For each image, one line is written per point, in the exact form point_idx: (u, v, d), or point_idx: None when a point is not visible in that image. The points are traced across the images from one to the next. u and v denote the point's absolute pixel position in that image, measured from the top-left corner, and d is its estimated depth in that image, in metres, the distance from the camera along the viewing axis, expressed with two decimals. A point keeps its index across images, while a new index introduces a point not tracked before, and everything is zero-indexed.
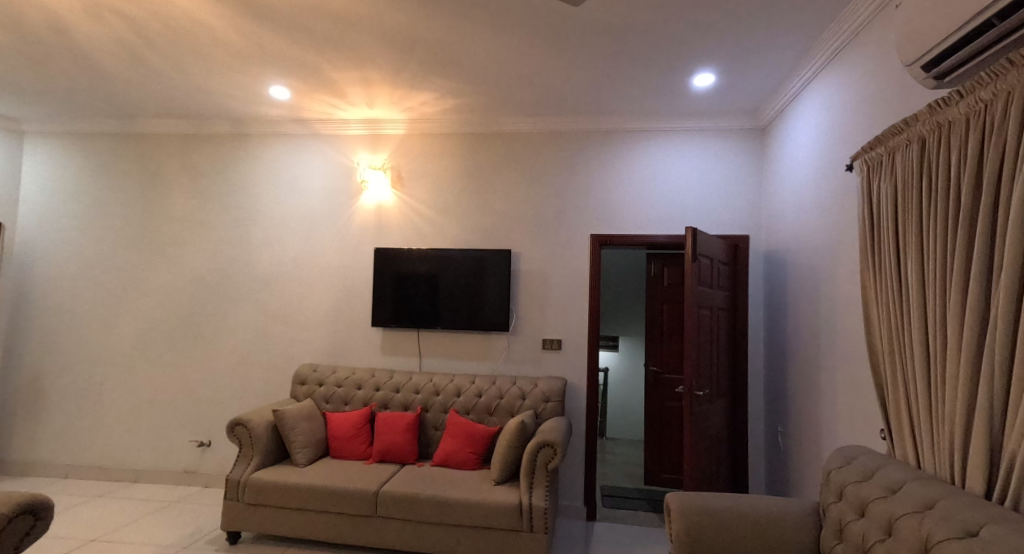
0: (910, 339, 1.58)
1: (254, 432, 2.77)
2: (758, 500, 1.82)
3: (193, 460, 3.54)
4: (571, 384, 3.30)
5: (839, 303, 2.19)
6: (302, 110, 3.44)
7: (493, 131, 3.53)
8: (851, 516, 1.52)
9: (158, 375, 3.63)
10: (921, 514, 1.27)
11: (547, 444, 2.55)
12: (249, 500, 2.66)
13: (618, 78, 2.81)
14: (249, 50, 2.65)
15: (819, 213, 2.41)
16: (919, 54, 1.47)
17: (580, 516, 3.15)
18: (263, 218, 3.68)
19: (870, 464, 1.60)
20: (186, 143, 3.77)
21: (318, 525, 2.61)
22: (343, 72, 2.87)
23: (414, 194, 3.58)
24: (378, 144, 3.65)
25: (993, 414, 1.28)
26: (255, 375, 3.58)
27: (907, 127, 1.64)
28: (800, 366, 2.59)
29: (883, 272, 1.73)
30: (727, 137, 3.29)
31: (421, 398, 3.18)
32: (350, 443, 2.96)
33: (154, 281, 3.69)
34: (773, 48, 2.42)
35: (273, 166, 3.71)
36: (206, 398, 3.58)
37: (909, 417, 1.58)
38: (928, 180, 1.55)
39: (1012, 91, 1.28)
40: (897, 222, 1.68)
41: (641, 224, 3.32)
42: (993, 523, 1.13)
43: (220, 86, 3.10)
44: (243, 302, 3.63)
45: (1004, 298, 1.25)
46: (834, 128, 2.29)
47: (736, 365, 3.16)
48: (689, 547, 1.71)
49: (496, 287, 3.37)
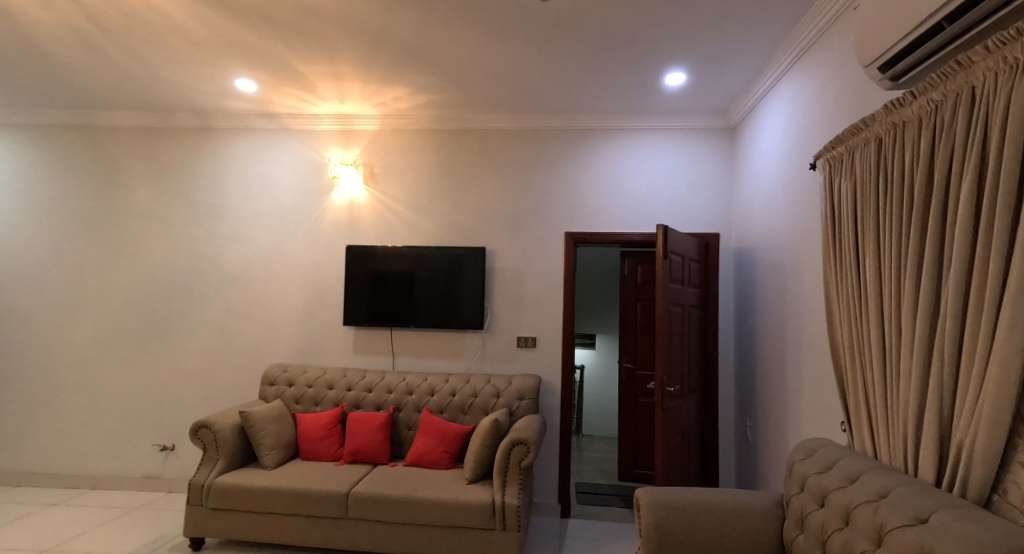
0: (868, 332, 1.62)
1: (219, 435, 2.69)
2: (725, 493, 1.85)
3: (156, 465, 3.42)
4: (545, 382, 3.30)
5: (806, 300, 2.25)
6: (271, 103, 3.35)
7: (468, 128, 3.51)
8: (811, 507, 1.56)
9: (117, 376, 3.49)
10: (875, 503, 1.31)
11: (520, 441, 2.54)
12: (214, 505, 2.58)
13: (591, 77, 2.83)
14: (213, 40, 2.57)
15: (787, 210, 2.46)
16: (875, 56, 1.51)
17: (554, 513, 3.17)
18: (232, 215, 3.58)
19: (831, 455, 1.64)
20: (147, 136, 3.64)
21: (286, 528, 2.55)
22: (313, 66, 2.81)
23: (387, 191, 3.53)
24: (351, 140, 3.58)
25: (943, 404, 1.32)
26: (222, 375, 3.48)
27: (864, 128, 1.68)
28: (769, 362, 2.64)
29: (843, 268, 1.77)
30: (698, 137, 3.33)
31: (393, 397, 3.14)
32: (321, 444, 2.91)
33: (114, 280, 3.55)
34: (741, 48, 2.47)
35: (240, 162, 3.61)
36: (169, 401, 3.47)
37: (866, 410, 1.62)
38: (885, 179, 1.60)
39: (961, 92, 1.33)
40: (856, 220, 1.72)
41: (615, 222, 3.34)
42: (941, 511, 1.17)
43: (183, 77, 3.00)
44: (209, 302, 3.53)
45: (954, 291, 1.29)
46: (800, 128, 2.34)
47: (707, 362, 3.21)
48: (657, 540, 1.73)
49: (471, 286, 3.35)
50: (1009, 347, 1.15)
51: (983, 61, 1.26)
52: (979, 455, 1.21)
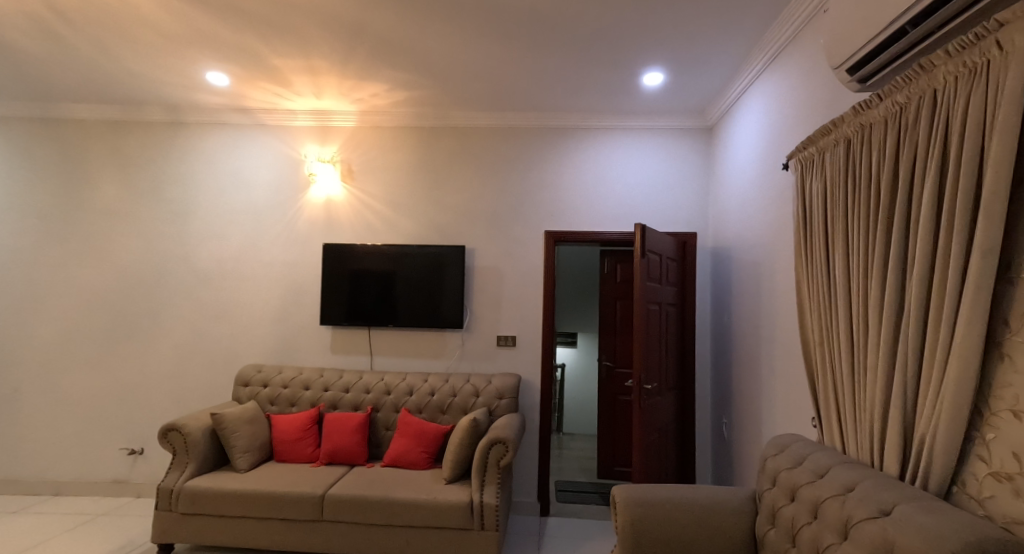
0: (837, 328, 1.65)
1: (190, 438, 2.62)
2: (700, 490, 1.87)
3: (124, 470, 3.32)
4: (525, 381, 3.30)
5: (779, 299, 2.29)
6: (244, 98, 3.28)
7: (448, 126, 3.48)
8: (782, 501, 1.58)
9: (83, 378, 3.38)
10: (842, 497, 1.34)
11: (498, 441, 2.54)
12: (184, 509, 2.51)
13: (570, 76, 2.83)
14: (182, 32, 2.50)
15: (761, 209, 2.50)
16: (844, 58, 1.54)
17: (534, 511, 3.17)
18: (204, 212, 3.49)
19: (801, 451, 1.67)
20: (115, 130, 3.52)
21: (259, 533, 2.49)
22: (287, 60, 2.75)
23: (365, 188, 3.49)
24: (328, 136, 3.52)
25: (907, 399, 1.35)
26: (194, 377, 3.39)
27: (834, 129, 1.72)
28: (744, 359, 2.68)
29: (814, 266, 1.80)
30: (677, 137, 3.37)
31: (371, 397, 3.10)
32: (296, 445, 2.85)
33: (80, 278, 3.43)
34: (718, 49, 2.49)
35: (212, 157, 3.52)
36: (138, 403, 3.37)
37: (835, 406, 1.65)
38: (853, 179, 1.63)
39: (924, 95, 1.37)
40: (826, 219, 1.75)
41: (595, 221, 3.35)
42: (904, 503, 1.19)
43: (151, 69, 2.91)
44: (180, 301, 3.44)
45: (917, 288, 1.32)
46: (773, 128, 2.38)
47: (685, 360, 3.25)
48: (632, 537, 1.74)
49: (451, 284, 3.32)
50: (969, 343, 1.18)
51: (944, 64, 1.30)
52: (940, 448, 1.24)
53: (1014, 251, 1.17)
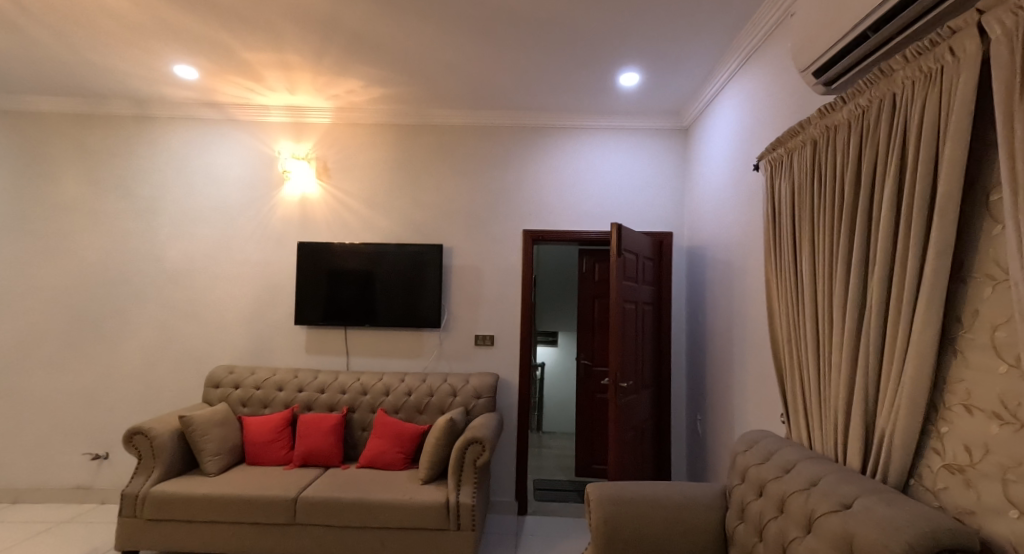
0: (803, 325, 1.69)
1: (156, 442, 2.54)
2: (673, 487, 1.89)
3: (88, 475, 3.21)
4: (503, 380, 3.29)
5: (750, 298, 2.33)
6: (214, 92, 3.19)
7: (426, 124, 3.45)
8: (751, 496, 1.61)
9: (44, 381, 3.25)
10: (807, 491, 1.37)
11: (475, 441, 2.53)
12: (149, 515, 2.44)
13: (547, 75, 2.83)
14: (148, 24, 2.43)
15: (734, 209, 2.54)
16: (811, 61, 1.57)
17: (511, 511, 3.17)
18: (173, 210, 3.40)
19: (769, 446, 1.70)
20: (78, 124, 3.40)
21: (229, 538, 2.43)
22: (259, 54, 2.70)
23: (341, 186, 3.43)
24: (303, 133, 3.46)
25: (869, 395, 1.39)
26: (162, 379, 3.30)
27: (801, 131, 1.76)
28: (718, 357, 2.72)
29: (782, 265, 1.84)
30: (653, 137, 3.40)
31: (347, 398, 3.05)
32: (269, 448, 2.79)
33: (41, 277, 3.30)
34: (693, 50, 2.52)
35: (182, 153, 3.43)
36: (103, 406, 3.26)
37: (802, 402, 1.69)
38: (818, 180, 1.67)
39: (884, 98, 1.41)
40: (794, 218, 1.79)
41: (573, 220, 3.36)
42: (864, 496, 1.22)
43: (115, 61, 2.81)
44: (147, 300, 3.34)
45: (878, 285, 1.36)
46: (746, 130, 2.43)
47: (661, 357, 3.28)
48: (605, 535, 1.75)
49: (429, 283, 3.30)
50: (925, 340, 1.22)
51: (902, 69, 1.33)
52: (899, 441, 1.27)
53: (967, 250, 1.20)
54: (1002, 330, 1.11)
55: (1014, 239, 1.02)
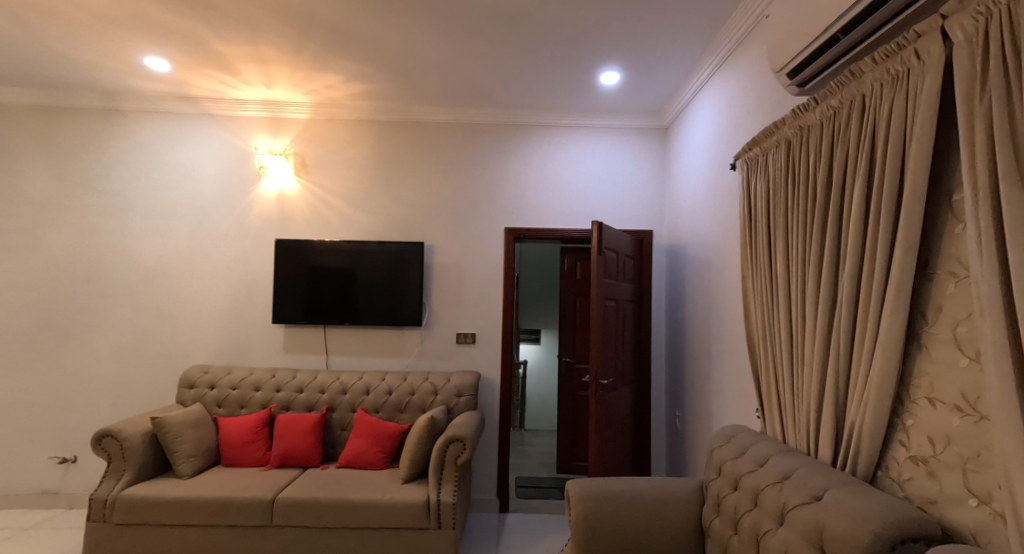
0: (778, 322, 1.72)
1: (127, 444, 2.47)
2: (651, 482, 1.91)
3: (54, 480, 3.11)
4: (484, 379, 3.29)
5: (728, 295, 2.37)
6: (188, 86, 3.11)
7: (407, 120, 3.42)
8: (726, 490, 1.64)
9: (8, 383, 3.14)
10: (780, 484, 1.39)
11: (456, 439, 2.52)
12: (120, 520, 2.37)
13: (529, 72, 2.83)
14: (117, 14, 2.36)
15: (713, 208, 2.58)
16: (785, 62, 1.60)
17: (493, 508, 3.17)
18: (145, 206, 3.30)
19: (745, 441, 1.74)
20: (44, 117, 3.28)
21: (204, 541, 2.38)
22: (234, 47, 2.64)
23: (320, 183, 3.38)
24: (280, 128, 3.39)
25: (839, 390, 1.42)
26: (134, 380, 3.21)
27: (776, 131, 1.79)
28: (696, 354, 2.76)
29: (758, 263, 1.87)
30: (634, 136, 3.43)
31: (326, 397, 3.02)
32: (246, 449, 2.74)
33: (4, 276, 3.18)
34: (672, 49, 2.55)
35: (153, 147, 3.34)
36: (71, 408, 3.16)
37: (777, 397, 1.73)
38: (792, 180, 1.70)
39: (854, 99, 1.44)
40: (769, 217, 1.82)
41: (554, 218, 3.37)
42: (834, 488, 1.25)
43: (82, 52, 2.72)
44: (118, 299, 3.24)
45: (848, 282, 1.39)
46: (723, 129, 2.46)
47: (641, 354, 3.32)
48: (584, 531, 1.76)
49: (410, 281, 3.27)
50: (892, 335, 1.25)
51: (871, 72, 1.37)
52: (867, 435, 1.31)
53: (931, 248, 1.24)
54: (964, 326, 1.15)
55: (974, 237, 1.05)
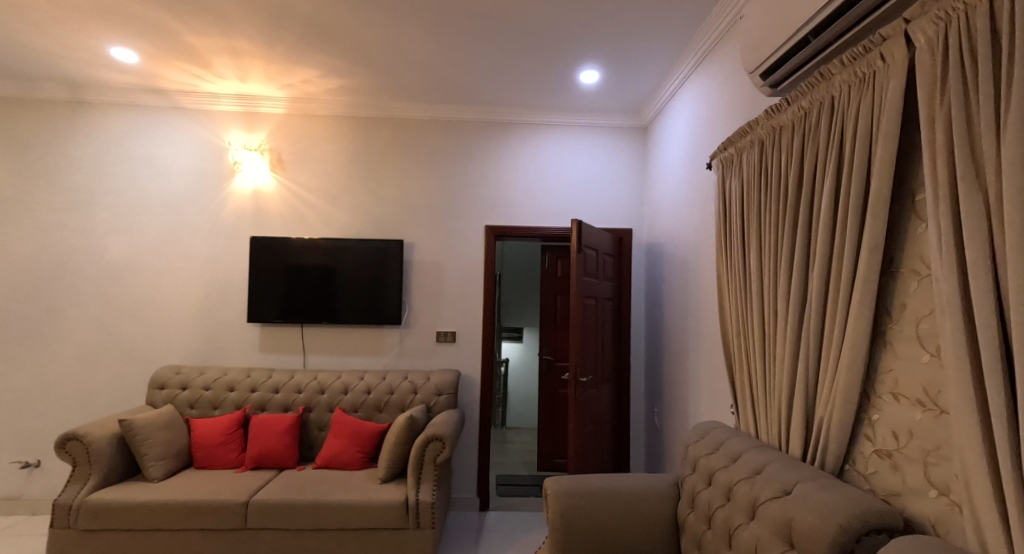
0: (751, 319, 1.75)
1: (92, 448, 2.39)
2: (629, 478, 1.92)
3: (16, 486, 2.99)
4: (465, 377, 3.28)
5: (704, 293, 2.40)
6: (158, 78, 3.02)
7: (386, 117, 3.38)
8: (701, 486, 1.66)
9: None
10: (751, 479, 1.42)
11: (435, 438, 2.50)
12: (85, 525, 2.30)
13: (508, 70, 2.82)
14: (80, 3, 2.27)
15: (690, 207, 2.61)
16: (759, 63, 1.62)
17: (473, 507, 3.16)
18: (113, 202, 3.20)
19: (719, 437, 1.76)
20: (4, 109, 3.15)
21: (175, 545, 2.33)
22: (206, 39, 2.57)
23: (296, 179, 3.32)
24: (255, 123, 3.32)
25: (809, 386, 1.45)
26: (101, 381, 3.11)
27: (750, 131, 1.82)
28: (674, 350, 2.79)
29: (733, 261, 1.90)
30: (613, 135, 3.44)
31: (303, 397, 2.97)
32: (219, 451, 2.68)
33: None
34: (650, 49, 2.56)
35: (122, 142, 3.23)
36: (35, 411, 3.05)
37: (750, 393, 1.75)
38: (765, 179, 1.73)
39: (824, 100, 1.47)
40: (742, 216, 1.85)
41: (534, 216, 3.37)
42: (803, 482, 1.28)
43: (44, 41, 2.62)
44: (84, 298, 3.13)
45: (818, 280, 1.41)
46: (700, 129, 2.49)
47: (621, 352, 3.34)
48: (561, 528, 1.76)
49: (389, 279, 3.23)
50: (859, 332, 1.28)
51: (839, 74, 1.39)
52: (835, 429, 1.34)
53: (896, 246, 1.27)
54: (925, 322, 1.18)
55: (935, 236, 1.08)
